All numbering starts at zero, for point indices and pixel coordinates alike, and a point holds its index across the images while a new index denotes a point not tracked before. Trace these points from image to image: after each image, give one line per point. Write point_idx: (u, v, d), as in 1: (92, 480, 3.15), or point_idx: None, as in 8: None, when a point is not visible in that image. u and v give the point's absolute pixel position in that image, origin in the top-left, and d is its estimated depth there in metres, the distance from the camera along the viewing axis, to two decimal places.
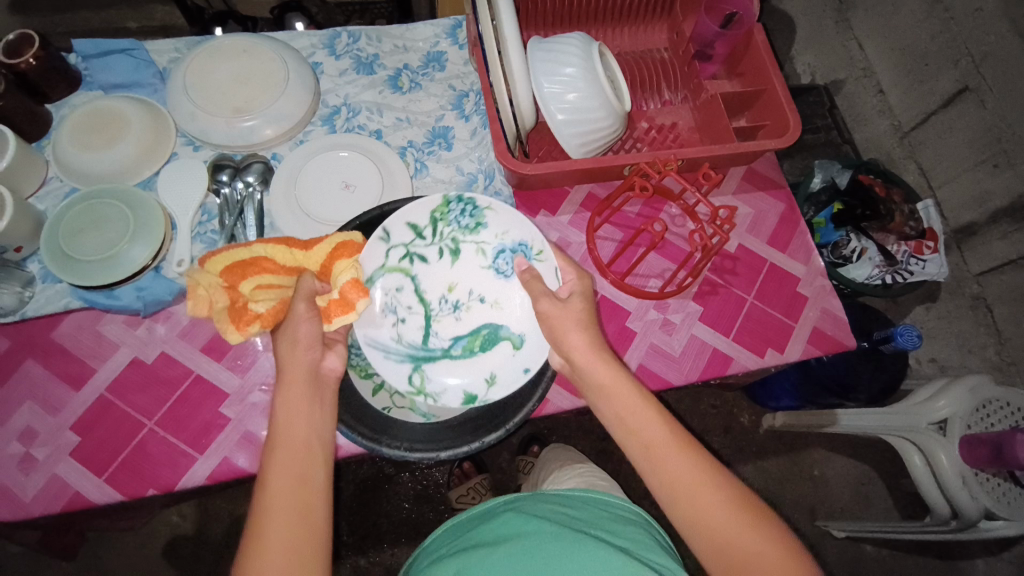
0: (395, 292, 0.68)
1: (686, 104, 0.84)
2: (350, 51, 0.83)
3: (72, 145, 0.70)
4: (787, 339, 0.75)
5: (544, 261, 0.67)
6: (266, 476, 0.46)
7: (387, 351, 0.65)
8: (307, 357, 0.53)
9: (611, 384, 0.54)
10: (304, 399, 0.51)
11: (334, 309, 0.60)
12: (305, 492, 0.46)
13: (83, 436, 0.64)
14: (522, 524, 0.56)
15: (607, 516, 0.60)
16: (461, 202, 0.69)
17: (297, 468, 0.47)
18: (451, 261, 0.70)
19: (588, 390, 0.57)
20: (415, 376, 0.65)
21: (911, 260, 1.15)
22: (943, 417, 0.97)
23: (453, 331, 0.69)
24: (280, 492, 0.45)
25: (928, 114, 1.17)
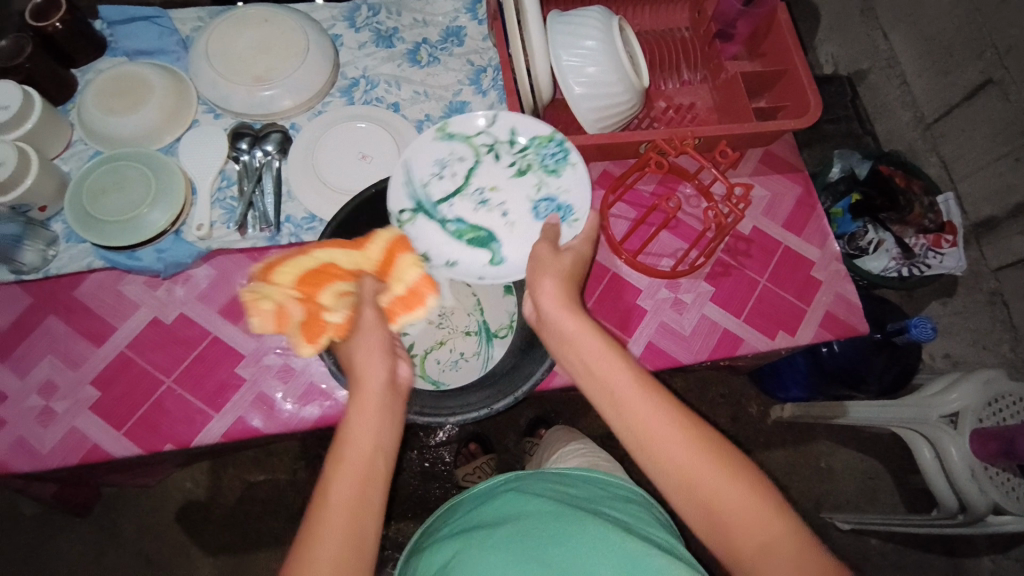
0: (457, 157, 0.71)
1: (705, 85, 0.84)
2: (370, 24, 0.83)
3: (96, 108, 0.72)
4: (799, 322, 0.75)
5: (573, 225, 0.68)
6: (325, 488, 0.42)
7: (408, 181, 0.69)
8: (381, 372, 0.50)
9: (575, 333, 0.53)
10: (376, 413, 0.47)
11: (399, 307, 0.63)
12: (362, 516, 0.42)
13: (103, 391, 0.66)
14: (523, 504, 0.57)
15: (606, 495, 0.60)
16: (560, 146, 0.69)
17: (360, 485, 0.43)
18: (513, 175, 0.71)
19: (552, 339, 0.55)
20: (406, 214, 0.68)
21: (929, 253, 1.13)
22: (955, 410, 0.96)
23: (462, 214, 0.71)
24: (337, 507, 0.42)
25: (951, 106, 1.16)
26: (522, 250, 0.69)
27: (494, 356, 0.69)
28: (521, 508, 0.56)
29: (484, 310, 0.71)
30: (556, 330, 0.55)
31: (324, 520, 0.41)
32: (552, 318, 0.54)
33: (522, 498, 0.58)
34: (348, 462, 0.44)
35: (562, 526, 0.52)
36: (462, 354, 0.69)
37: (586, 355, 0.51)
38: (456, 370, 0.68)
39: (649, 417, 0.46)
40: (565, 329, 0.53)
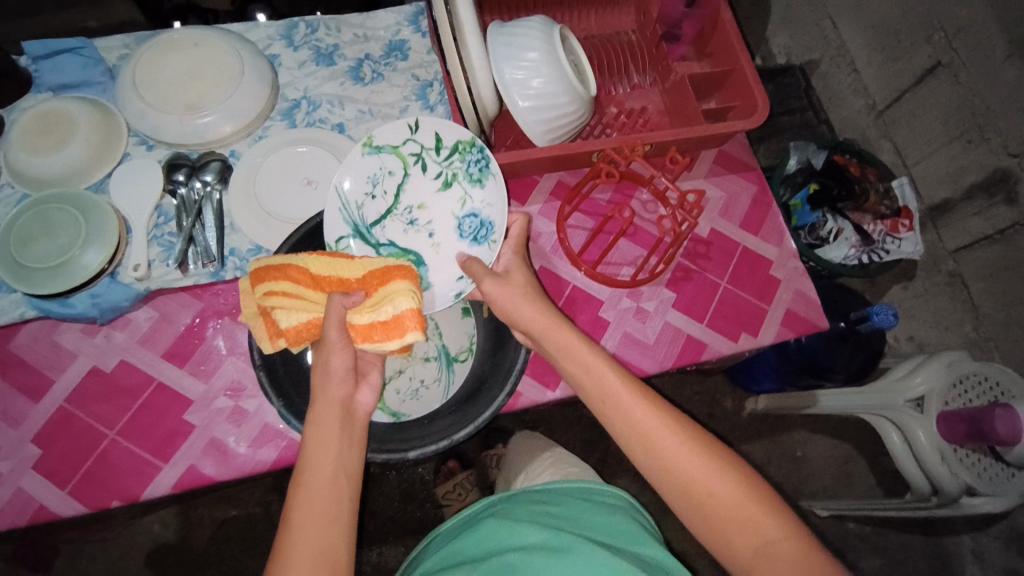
0: (386, 172, 0.69)
1: (655, 88, 0.83)
2: (308, 42, 0.81)
3: (18, 149, 0.68)
4: (761, 322, 0.75)
5: (493, 245, 0.66)
6: (293, 512, 0.47)
7: (342, 207, 0.66)
8: (340, 392, 0.54)
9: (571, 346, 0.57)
10: (327, 433, 0.51)
11: (378, 330, 0.55)
12: (334, 533, 0.47)
13: (43, 449, 0.62)
14: (512, 532, 0.55)
15: (588, 510, 0.59)
16: (481, 153, 0.67)
17: (326, 503, 0.48)
18: (439, 188, 0.71)
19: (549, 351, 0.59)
20: (342, 241, 0.66)
21: (888, 239, 1.14)
22: (920, 394, 0.98)
23: (393, 236, 0.69)
24: (307, 526, 0.46)
25: (901, 91, 1.17)
26: (450, 271, 0.68)
27: (456, 380, 0.67)
28: (509, 539, 0.54)
29: (442, 334, 0.69)
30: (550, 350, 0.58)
31: (296, 539, 0.45)
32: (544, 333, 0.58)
33: (506, 527, 0.56)
34: (312, 483, 0.48)
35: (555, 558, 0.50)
36: (422, 381, 0.67)
37: (589, 375, 0.55)
38: (417, 399, 0.66)
39: (655, 429, 0.51)
40: (561, 349, 0.57)
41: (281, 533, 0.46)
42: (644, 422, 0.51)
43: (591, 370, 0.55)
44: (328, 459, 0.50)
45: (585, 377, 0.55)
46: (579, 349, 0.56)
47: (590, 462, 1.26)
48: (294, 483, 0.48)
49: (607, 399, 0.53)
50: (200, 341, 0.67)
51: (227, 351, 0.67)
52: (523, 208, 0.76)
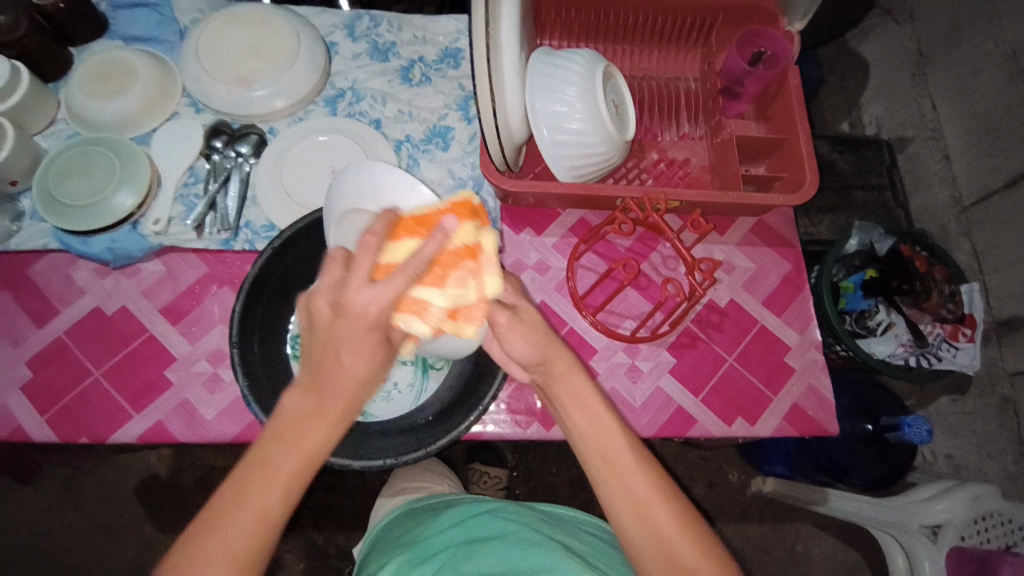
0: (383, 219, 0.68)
1: (705, 141, 0.78)
2: (368, 35, 0.81)
3: (77, 90, 0.72)
4: (762, 411, 0.69)
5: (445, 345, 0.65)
6: (248, 483, 0.40)
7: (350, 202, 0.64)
8: (356, 374, 0.42)
9: (576, 394, 0.51)
10: (339, 416, 0.42)
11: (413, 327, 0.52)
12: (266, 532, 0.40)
13: (35, 373, 0.66)
14: (503, 529, 0.60)
15: (575, 527, 0.65)
16: None
17: (248, 564, 0.39)
18: None
19: (556, 390, 0.52)
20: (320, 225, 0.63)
21: (943, 345, 1.04)
22: (938, 522, 0.89)
23: None
24: (252, 506, 0.40)
25: (990, 191, 1.06)
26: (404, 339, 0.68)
27: (422, 398, 0.66)
28: (503, 531, 0.60)
29: None
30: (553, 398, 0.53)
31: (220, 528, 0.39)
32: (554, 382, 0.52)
33: (506, 520, 0.62)
34: (238, 534, 0.39)
35: (549, 551, 0.56)
36: (396, 384, 0.66)
37: (607, 464, 0.48)
38: (388, 402, 0.65)
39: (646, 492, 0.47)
40: (562, 398, 0.51)
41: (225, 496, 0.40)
42: (675, 540, 0.46)
43: (620, 462, 0.48)
44: (314, 442, 0.41)
45: (584, 430, 0.50)
46: (590, 398, 0.50)
47: (575, 500, 1.22)
48: (266, 446, 0.41)
49: (639, 510, 0.46)
50: (196, 303, 0.69)
51: (219, 318, 0.69)
52: (537, 238, 0.74)
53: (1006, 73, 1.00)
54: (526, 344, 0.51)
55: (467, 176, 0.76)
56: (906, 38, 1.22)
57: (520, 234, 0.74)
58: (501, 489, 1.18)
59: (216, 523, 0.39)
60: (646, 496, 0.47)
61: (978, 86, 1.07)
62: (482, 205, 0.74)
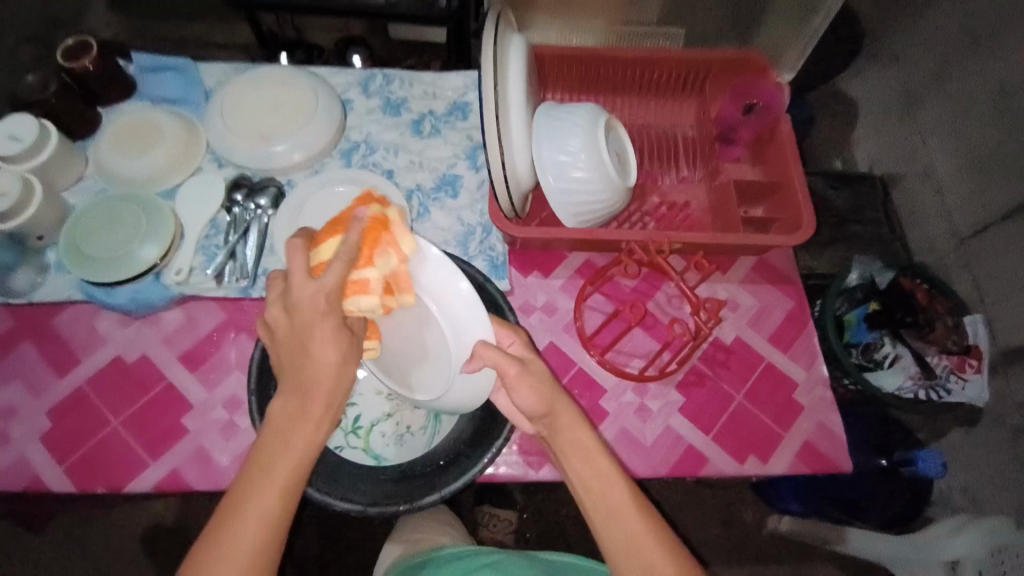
0: None
1: (703, 184, 0.81)
2: (382, 92, 0.86)
3: (111, 150, 0.77)
4: (773, 449, 0.69)
5: None
6: (250, 484, 0.45)
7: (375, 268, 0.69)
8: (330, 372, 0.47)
9: (580, 445, 0.52)
10: (323, 420, 0.47)
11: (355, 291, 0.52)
12: (273, 532, 0.45)
13: (55, 422, 0.67)
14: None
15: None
16: None
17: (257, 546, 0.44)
18: None
19: (560, 445, 0.53)
20: None
21: (950, 377, 1.03)
22: (956, 558, 0.86)
23: None
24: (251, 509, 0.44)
25: (985, 224, 1.09)
26: None
27: (437, 440, 0.65)
28: None
29: None
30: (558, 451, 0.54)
31: (225, 526, 0.44)
32: (561, 436, 0.53)
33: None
34: (250, 515, 0.44)
35: None
36: (409, 428, 0.67)
37: (613, 517, 0.49)
38: (401, 446, 0.66)
39: (649, 547, 0.48)
40: (567, 451, 0.53)
41: (231, 497, 0.45)
42: None
43: (621, 516, 0.49)
44: (296, 442, 0.46)
45: (589, 484, 0.51)
46: (595, 452, 0.52)
47: (588, 542, 1.20)
48: (262, 455, 0.46)
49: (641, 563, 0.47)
50: (215, 350, 0.71)
51: (236, 365, 0.70)
52: (544, 280, 0.77)
53: (993, 110, 1.05)
54: (532, 396, 0.52)
55: (476, 222, 0.79)
56: (892, 81, 1.28)
57: (528, 277, 0.77)
58: (510, 532, 1.17)
59: (222, 515, 0.44)
60: (648, 547, 0.48)
61: (965, 124, 1.11)
62: (491, 250, 0.77)
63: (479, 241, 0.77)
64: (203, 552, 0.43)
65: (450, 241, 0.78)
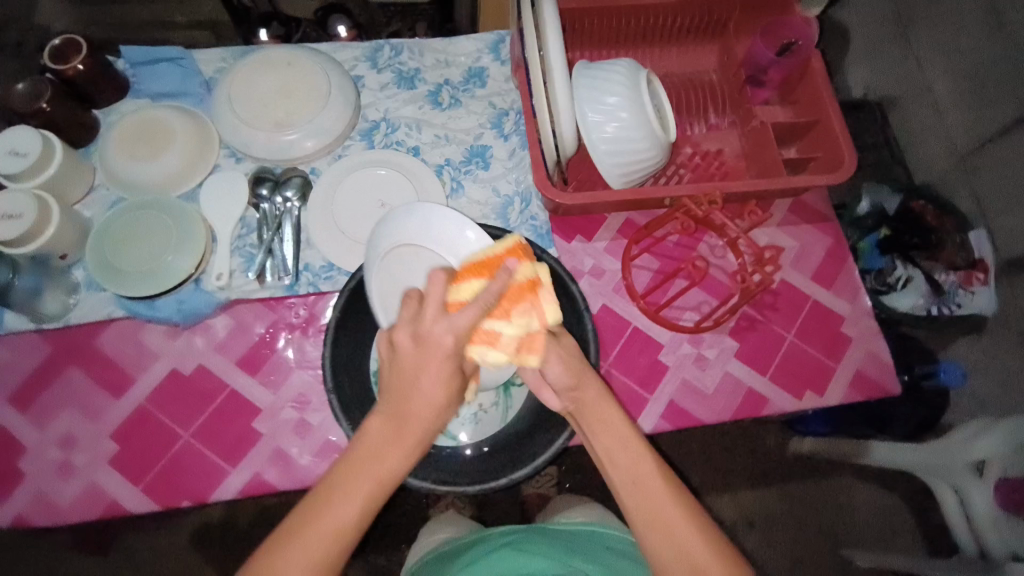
0: None
1: (735, 130, 0.81)
2: (392, 65, 0.82)
3: (119, 154, 0.72)
4: (827, 381, 0.73)
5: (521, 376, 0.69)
6: (327, 504, 0.40)
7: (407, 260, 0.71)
8: (434, 414, 0.43)
9: (604, 415, 0.50)
10: (414, 447, 0.42)
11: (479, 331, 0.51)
12: (342, 548, 0.41)
13: (121, 444, 0.66)
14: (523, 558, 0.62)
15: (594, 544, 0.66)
16: None
17: None
18: None
19: (583, 415, 0.51)
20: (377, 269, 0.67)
21: (958, 292, 1.04)
22: (981, 458, 0.89)
23: None
24: (330, 525, 0.40)
25: (983, 141, 1.07)
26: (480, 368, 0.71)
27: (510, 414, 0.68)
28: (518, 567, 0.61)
29: None
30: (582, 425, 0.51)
31: (295, 538, 0.40)
32: (586, 406, 0.50)
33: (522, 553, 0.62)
34: (303, 554, 0.40)
35: None
36: (480, 406, 0.68)
37: (640, 490, 0.46)
38: (476, 424, 0.67)
39: (678, 521, 0.45)
40: (591, 424, 0.50)
41: (305, 509, 0.41)
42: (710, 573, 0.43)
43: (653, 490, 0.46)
44: (388, 471, 0.42)
45: (615, 455, 0.48)
46: (621, 425, 0.49)
47: None
48: (345, 478, 0.41)
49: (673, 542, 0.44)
50: (270, 352, 0.70)
51: (295, 364, 0.70)
52: (588, 244, 0.77)
53: (987, 26, 1.01)
54: (559, 364, 0.51)
55: (513, 193, 0.77)
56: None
57: (572, 242, 0.76)
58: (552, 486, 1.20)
59: (289, 528, 0.40)
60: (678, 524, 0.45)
61: (963, 39, 1.07)
62: (533, 218, 0.76)
63: (519, 211, 0.76)
64: (263, 555, 0.40)
65: (490, 215, 0.76)
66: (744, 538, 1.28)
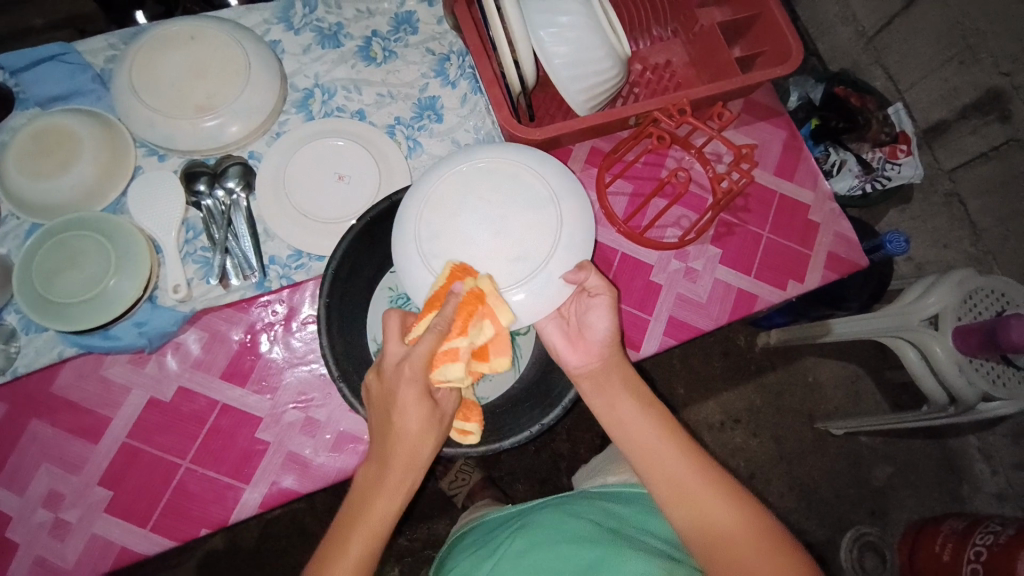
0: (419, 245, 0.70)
1: (678, 39, 0.79)
2: (309, 23, 0.74)
3: (21, 175, 0.62)
4: (805, 268, 0.76)
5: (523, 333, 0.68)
6: (353, 520, 0.48)
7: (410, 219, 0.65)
8: (418, 433, 0.48)
9: (616, 393, 0.56)
10: (410, 463, 0.48)
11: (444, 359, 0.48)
12: (368, 558, 0.48)
13: (115, 489, 0.60)
14: (566, 522, 0.59)
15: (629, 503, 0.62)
16: None
17: None
18: None
19: (596, 396, 0.57)
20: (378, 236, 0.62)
21: (886, 166, 1.08)
22: (934, 313, 0.97)
23: None
24: (353, 540, 0.48)
25: (891, 17, 1.09)
26: None
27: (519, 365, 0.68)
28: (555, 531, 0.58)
29: None
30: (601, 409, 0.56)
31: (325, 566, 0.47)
32: (597, 388, 0.57)
33: (560, 517, 0.60)
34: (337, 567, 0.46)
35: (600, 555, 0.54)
36: None
37: (654, 459, 0.52)
38: (489, 382, 0.67)
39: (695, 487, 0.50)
40: (604, 407, 0.56)
41: (337, 529, 0.49)
42: (734, 539, 0.48)
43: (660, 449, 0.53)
44: (394, 488, 0.48)
45: (627, 434, 0.54)
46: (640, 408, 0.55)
47: None
48: (361, 491, 0.49)
49: (683, 493, 0.50)
50: (256, 358, 0.64)
51: (286, 363, 0.64)
52: None
53: None
54: (610, 313, 0.56)
55: (474, 141, 0.74)
56: None
57: None
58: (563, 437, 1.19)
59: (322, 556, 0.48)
60: (695, 490, 0.50)
61: None
62: None
63: None
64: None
65: None
66: (732, 435, 1.32)
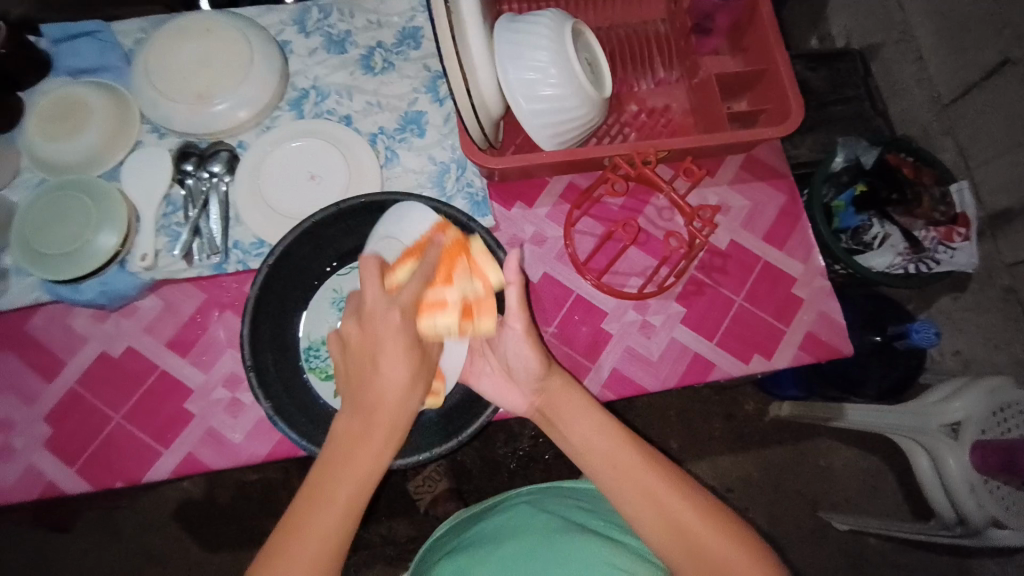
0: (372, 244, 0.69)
1: (682, 84, 0.76)
2: (321, 28, 0.78)
3: (39, 134, 0.69)
4: (776, 344, 0.70)
5: None
6: (329, 484, 0.45)
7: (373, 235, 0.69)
8: (398, 390, 0.46)
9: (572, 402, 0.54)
10: (393, 419, 0.46)
11: (432, 307, 0.50)
12: (340, 539, 0.44)
13: (55, 428, 0.65)
14: (538, 516, 0.60)
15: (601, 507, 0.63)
16: None
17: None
18: None
19: (554, 417, 0.55)
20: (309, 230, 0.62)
21: (938, 248, 0.89)
22: (956, 420, 0.81)
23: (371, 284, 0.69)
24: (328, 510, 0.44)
25: (968, 86, 0.90)
26: None
27: None
28: (523, 525, 0.59)
29: None
30: (557, 426, 0.55)
31: (292, 552, 0.43)
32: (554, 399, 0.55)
33: (531, 513, 0.61)
34: (309, 538, 0.43)
35: (566, 547, 0.55)
36: None
37: (617, 471, 0.50)
38: None
39: (663, 489, 0.49)
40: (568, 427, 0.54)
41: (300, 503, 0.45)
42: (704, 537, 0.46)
43: (654, 495, 0.48)
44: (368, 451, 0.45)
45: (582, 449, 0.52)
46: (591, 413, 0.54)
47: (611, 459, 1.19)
48: (329, 458, 0.45)
49: (686, 541, 0.47)
50: (202, 332, 0.68)
51: (227, 344, 0.68)
52: (530, 210, 0.74)
53: None
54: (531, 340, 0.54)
55: (449, 159, 0.74)
56: None
57: (512, 210, 0.74)
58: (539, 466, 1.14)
59: (292, 526, 0.44)
60: (661, 492, 0.49)
61: None
62: (469, 186, 0.73)
63: (455, 179, 0.73)
64: (277, 560, 0.43)
65: (425, 183, 0.74)
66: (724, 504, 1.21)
